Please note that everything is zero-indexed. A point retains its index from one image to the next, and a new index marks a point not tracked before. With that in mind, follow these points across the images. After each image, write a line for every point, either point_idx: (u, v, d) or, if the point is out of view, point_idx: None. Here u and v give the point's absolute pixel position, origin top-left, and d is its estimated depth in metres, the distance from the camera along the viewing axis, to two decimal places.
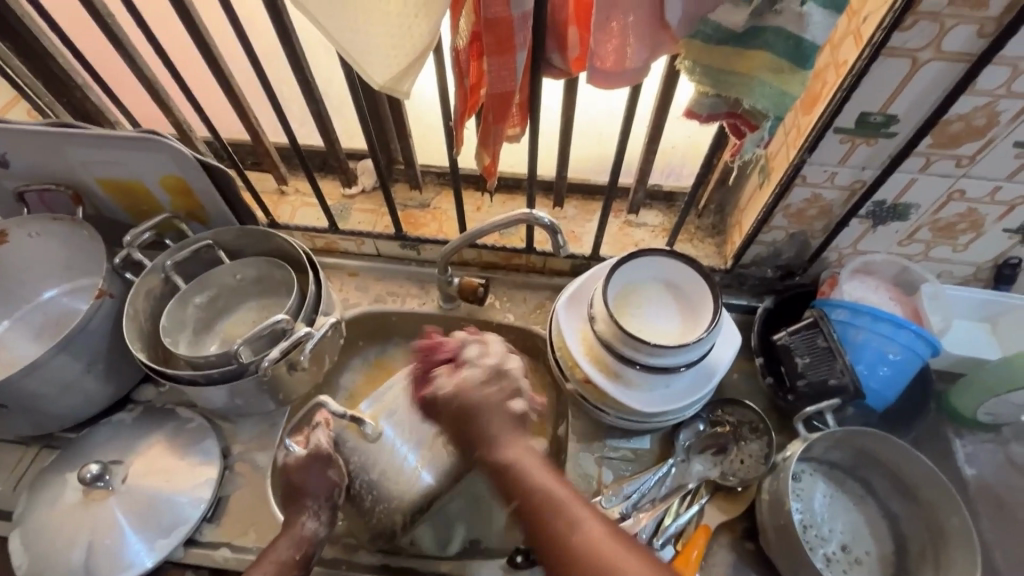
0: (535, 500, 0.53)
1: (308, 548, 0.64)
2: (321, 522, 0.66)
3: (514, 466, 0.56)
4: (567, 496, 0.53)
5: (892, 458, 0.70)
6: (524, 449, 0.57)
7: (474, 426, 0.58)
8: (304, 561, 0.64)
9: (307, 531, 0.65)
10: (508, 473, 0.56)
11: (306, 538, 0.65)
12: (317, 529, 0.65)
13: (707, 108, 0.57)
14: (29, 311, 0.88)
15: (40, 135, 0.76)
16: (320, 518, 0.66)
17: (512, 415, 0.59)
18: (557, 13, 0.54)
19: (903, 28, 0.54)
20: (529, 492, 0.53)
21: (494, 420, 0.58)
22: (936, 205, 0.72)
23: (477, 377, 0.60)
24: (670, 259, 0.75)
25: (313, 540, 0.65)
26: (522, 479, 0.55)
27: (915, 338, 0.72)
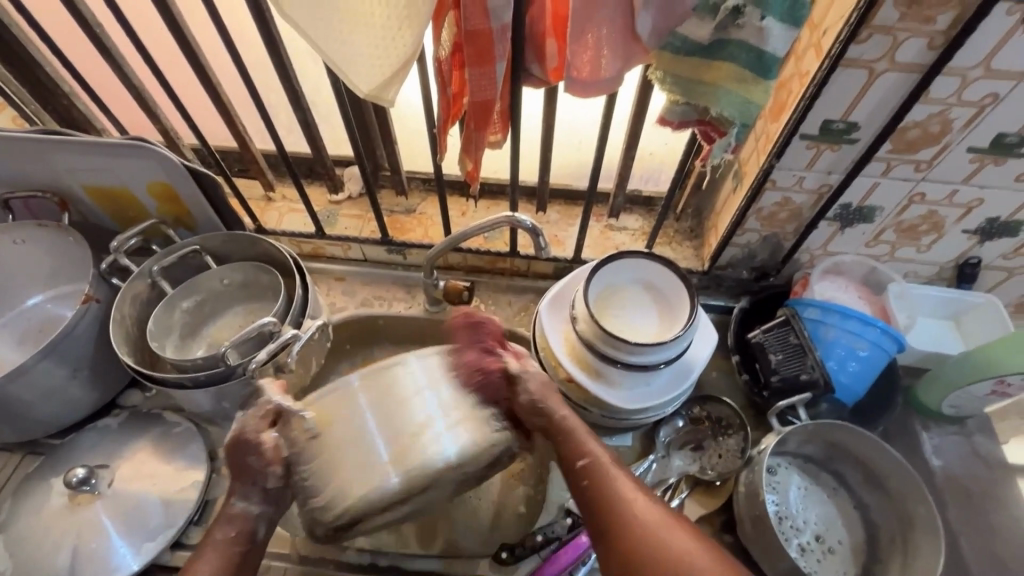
0: (599, 468, 0.58)
1: (249, 526, 0.58)
2: (254, 503, 0.58)
3: (578, 426, 0.61)
4: (615, 468, 0.58)
5: (860, 449, 0.73)
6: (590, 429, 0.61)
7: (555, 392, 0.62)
8: (246, 537, 0.58)
9: (237, 509, 0.59)
10: (572, 435, 0.60)
11: (243, 518, 0.58)
12: (252, 508, 0.59)
13: (678, 116, 0.60)
14: (13, 318, 0.88)
15: (27, 142, 0.77)
16: (251, 499, 0.58)
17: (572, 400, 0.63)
18: (534, 24, 0.57)
19: (859, 41, 0.57)
20: (598, 459, 0.58)
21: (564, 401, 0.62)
22: (899, 208, 0.76)
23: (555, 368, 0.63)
24: (649, 261, 0.78)
25: (250, 519, 0.58)
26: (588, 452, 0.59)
27: (882, 334, 0.75)
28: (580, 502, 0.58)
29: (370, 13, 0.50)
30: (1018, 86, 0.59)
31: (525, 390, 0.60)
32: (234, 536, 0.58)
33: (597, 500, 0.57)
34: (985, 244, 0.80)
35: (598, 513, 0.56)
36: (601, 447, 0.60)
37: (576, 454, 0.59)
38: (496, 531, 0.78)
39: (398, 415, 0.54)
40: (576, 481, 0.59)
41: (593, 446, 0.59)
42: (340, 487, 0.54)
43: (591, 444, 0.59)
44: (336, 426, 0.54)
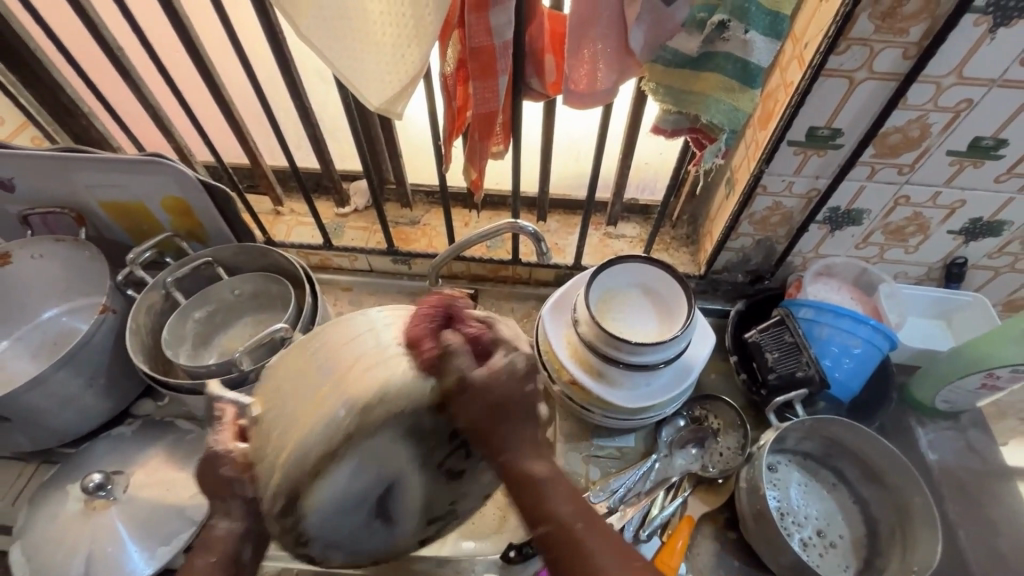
0: (560, 526, 0.46)
1: (234, 546, 0.50)
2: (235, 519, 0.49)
3: (535, 481, 0.47)
4: (580, 537, 0.46)
5: (857, 444, 0.75)
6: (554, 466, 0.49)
7: (495, 426, 0.47)
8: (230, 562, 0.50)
9: (222, 532, 0.50)
10: (529, 491, 0.47)
11: (226, 541, 0.50)
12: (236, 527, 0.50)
13: (671, 125, 0.63)
14: (29, 331, 0.90)
15: (49, 160, 0.80)
16: (234, 517, 0.49)
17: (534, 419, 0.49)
18: (534, 42, 0.60)
19: (838, 52, 0.61)
20: (558, 519, 0.46)
21: (522, 428, 0.48)
22: (885, 210, 0.79)
23: (521, 367, 0.48)
24: (648, 266, 0.81)
25: (235, 541, 0.50)
26: (550, 504, 0.47)
27: (873, 332, 0.78)
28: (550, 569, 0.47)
29: (378, 31, 0.54)
30: (990, 92, 0.63)
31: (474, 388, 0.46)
32: (215, 563, 0.49)
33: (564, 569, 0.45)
34: (970, 244, 0.83)
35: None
36: (566, 509, 0.47)
37: (536, 515, 0.47)
38: (502, 532, 0.80)
39: (355, 343, 0.46)
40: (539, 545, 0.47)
41: (559, 512, 0.46)
42: (281, 435, 0.44)
43: (554, 502, 0.47)
44: (289, 372, 0.47)
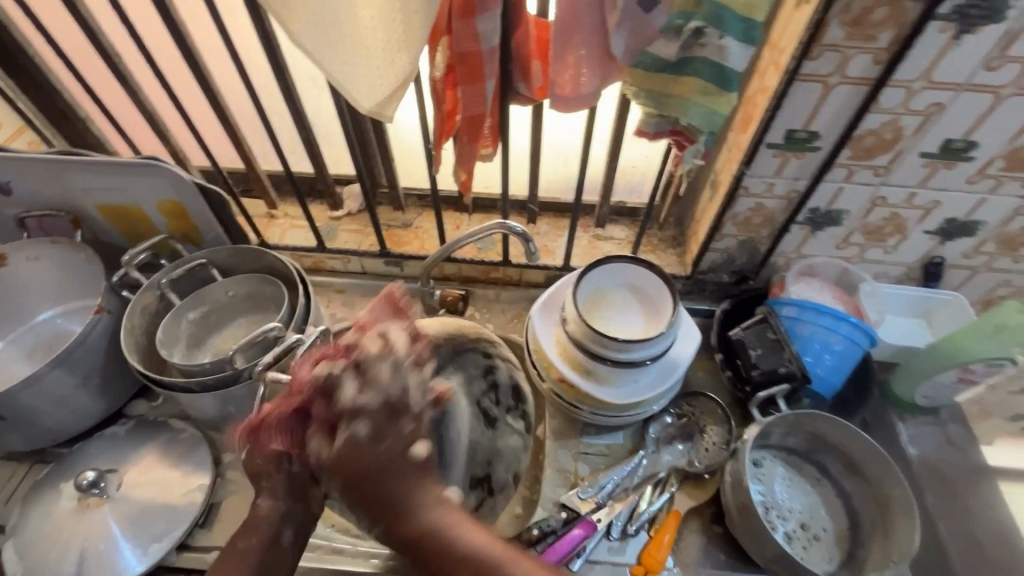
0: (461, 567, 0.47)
1: (274, 529, 0.58)
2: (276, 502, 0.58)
3: (428, 530, 0.48)
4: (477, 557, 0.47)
5: (838, 438, 0.77)
6: (443, 505, 0.50)
7: (371, 500, 0.49)
8: (269, 544, 0.58)
9: (266, 510, 0.58)
10: (432, 542, 0.48)
11: (267, 523, 0.58)
12: (277, 507, 0.58)
13: (653, 127, 0.65)
14: (24, 333, 0.91)
15: (46, 163, 0.81)
16: (278, 497, 0.58)
17: (412, 470, 0.50)
18: (520, 48, 0.63)
19: (812, 58, 0.64)
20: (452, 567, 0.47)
21: (396, 483, 0.49)
22: (864, 211, 0.82)
23: (364, 434, 0.49)
24: (634, 266, 0.83)
25: (278, 519, 0.58)
26: (448, 550, 0.47)
27: (853, 329, 0.80)
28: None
29: (370, 37, 0.56)
30: (957, 95, 0.66)
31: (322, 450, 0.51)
32: (262, 542, 0.58)
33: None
34: (947, 243, 0.85)
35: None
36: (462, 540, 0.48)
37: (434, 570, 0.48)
38: None
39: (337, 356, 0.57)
40: None
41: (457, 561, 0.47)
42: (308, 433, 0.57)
43: (444, 554, 0.47)
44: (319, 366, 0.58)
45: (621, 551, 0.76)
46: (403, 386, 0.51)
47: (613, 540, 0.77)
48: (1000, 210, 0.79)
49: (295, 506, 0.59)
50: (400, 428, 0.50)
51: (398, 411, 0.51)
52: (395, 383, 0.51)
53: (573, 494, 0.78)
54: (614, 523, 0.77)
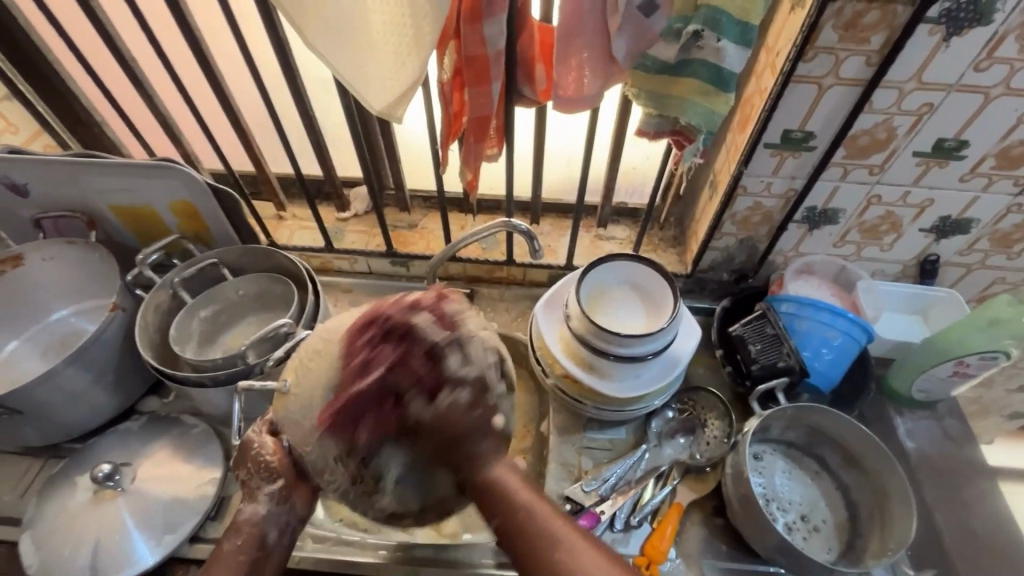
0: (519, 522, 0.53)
1: (261, 528, 0.57)
2: (261, 503, 0.58)
3: (488, 481, 0.54)
4: (531, 512, 0.53)
5: (834, 429, 0.79)
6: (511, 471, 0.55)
7: (456, 457, 0.54)
8: (257, 544, 0.57)
9: (248, 515, 0.58)
10: (494, 492, 0.54)
11: (252, 524, 0.57)
12: (259, 510, 0.58)
13: (654, 127, 0.68)
14: (37, 331, 0.93)
15: (63, 165, 0.84)
16: (260, 500, 0.58)
17: (494, 440, 0.55)
18: (524, 52, 0.65)
19: (806, 59, 0.66)
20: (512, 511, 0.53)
21: (479, 446, 0.54)
22: (859, 209, 0.84)
23: (468, 399, 0.53)
24: (635, 263, 0.85)
25: (259, 523, 0.57)
26: (508, 501, 0.53)
27: (851, 324, 0.81)
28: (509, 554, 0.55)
29: (382, 43, 0.58)
30: (948, 96, 0.68)
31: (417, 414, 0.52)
32: (241, 545, 0.57)
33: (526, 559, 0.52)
34: (941, 241, 0.87)
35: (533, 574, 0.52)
36: (512, 492, 0.54)
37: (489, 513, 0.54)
38: None
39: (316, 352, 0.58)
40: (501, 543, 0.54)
41: (500, 503, 0.53)
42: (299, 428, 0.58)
43: (506, 505, 0.53)
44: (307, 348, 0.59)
45: (624, 542, 0.78)
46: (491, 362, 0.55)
47: (617, 532, 0.78)
48: (992, 208, 0.81)
49: (279, 507, 0.58)
50: (488, 402, 0.54)
51: (489, 387, 0.54)
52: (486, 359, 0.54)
53: (577, 487, 0.80)
54: (617, 515, 0.78)
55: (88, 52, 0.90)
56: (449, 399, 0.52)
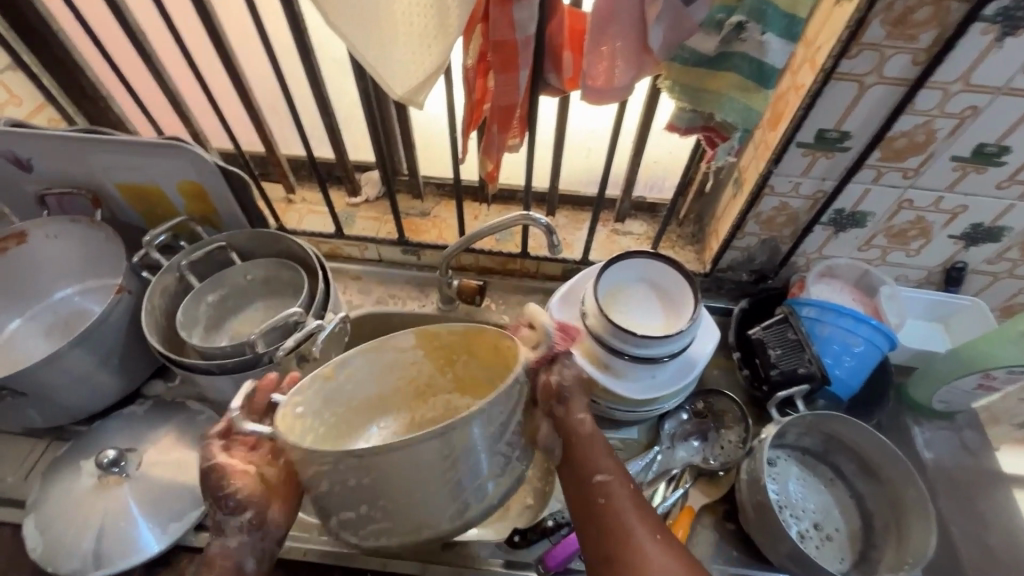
0: (610, 486, 0.60)
1: (237, 560, 0.59)
2: (231, 536, 0.60)
3: (595, 441, 0.62)
4: (627, 489, 0.61)
5: (853, 438, 0.78)
6: (606, 449, 0.62)
7: (562, 407, 0.61)
8: (232, 575, 0.58)
9: (216, 550, 0.59)
10: (591, 445, 0.62)
11: (224, 558, 0.59)
12: (231, 543, 0.59)
13: (685, 123, 0.65)
14: (40, 311, 0.91)
15: (68, 141, 0.81)
16: (230, 534, 0.59)
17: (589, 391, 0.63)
18: (554, 36, 0.62)
19: (849, 56, 0.63)
20: (610, 472, 0.60)
21: (578, 401, 0.61)
22: (889, 213, 0.81)
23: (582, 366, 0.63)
24: (655, 262, 0.82)
25: (230, 555, 0.59)
26: (605, 460, 0.61)
27: (874, 331, 0.80)
28: (576, 505, 0.61)
29: (408, 23, 0.55)
30: (995, 99, 0.65)
31: (560, 371, 0.61)
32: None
33: (603, 520, 0.59)
34: (971, 248, 0.85)
35: (603, 532, 0.59)
36: (614, 461, 0.61)
37: (592, 470, 0.60)
38: (505, 519, 0.81)
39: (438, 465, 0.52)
40: (589, 497, 0.60)
41: (606, 462, 0.61)
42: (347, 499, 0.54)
43: (609, 461, 0.61)
44: (398, 484, 0.52)
45: None
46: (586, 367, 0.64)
47: None
48: None
49: (254, 534, 0.60)
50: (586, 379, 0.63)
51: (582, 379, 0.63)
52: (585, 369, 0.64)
53: None
54: None
55: (94, 21, 0.86)
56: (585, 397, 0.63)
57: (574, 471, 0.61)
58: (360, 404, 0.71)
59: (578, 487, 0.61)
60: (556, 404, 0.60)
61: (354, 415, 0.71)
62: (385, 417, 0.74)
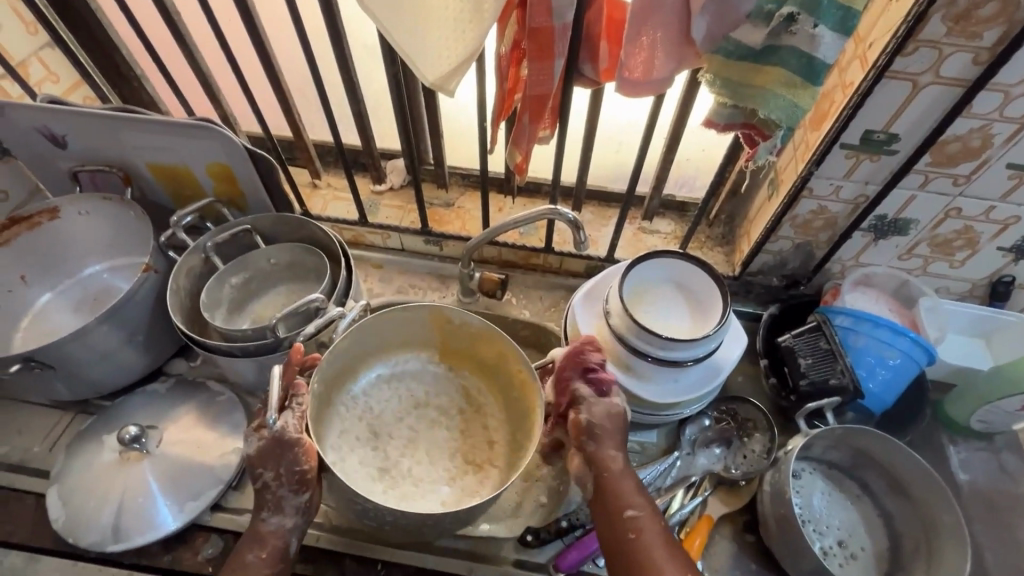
0: (641, 520, 0.62)
1: (285, 540, 0.62)
2: (288, 516, 0.63)
3: (627, 479, 0.65)
4: (657, 526, 0.62)
5: (884, 454, 0.75)
6: (637, 486, 0.65)
7: (597, 442, 0.66)
8: (278, 555, 0.62)
9: (270, 527, 0.62)
10: (621, 481, 0.64)
11: (276, 537, 0.62)
12: (286, 523, 0.63)
13: (725, 119, 0.62)
14: (69, 285, 0.92)
15: (101, 119, 0.81)
16: (285, 513, 0.63)
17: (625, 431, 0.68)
18: (592, 26, 0.60)
19: (905, 54, 0.59)
20: (641, 507, 0.62)
21: (613, 440, 0.66)
22: (935, 221, 0.77)
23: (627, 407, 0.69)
24: (684, 263, 0.80)
25: (282, 535, 0.62)
26: (635, 495, 0.63)
27: (912, 345, 0.76)
28: (606, 543, 0.62)
29: (444, 7, 0.53)
30: None
31: (592, 409, 0.67)
32: (265, 559, 0.61)
33: (635, 556, 0.60)
34: (1021, 262, 0.80)
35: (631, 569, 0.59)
36: (645, 499, 0.64)
37: (624, 504, 0.63)
38: (518, 517, 0.78)
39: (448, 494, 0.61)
40: (620, 531, 0.62)
41: (638, 497, 0.63)
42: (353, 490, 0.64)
43: (639, 497, 0.63)
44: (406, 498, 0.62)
45: None
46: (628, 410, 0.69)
47: None
48: None
49: (304, 518, 0.64)
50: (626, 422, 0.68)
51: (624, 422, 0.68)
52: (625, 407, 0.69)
53: None
54: None
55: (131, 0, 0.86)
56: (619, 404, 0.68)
57: (607, 503, 0.63)
58: (355, 355, 0.81)
59: (608, 523, 0.63)
60: (590, 436, 0.66)
61: (348, 365, 0.81)
62: (374, 368, 0.85)
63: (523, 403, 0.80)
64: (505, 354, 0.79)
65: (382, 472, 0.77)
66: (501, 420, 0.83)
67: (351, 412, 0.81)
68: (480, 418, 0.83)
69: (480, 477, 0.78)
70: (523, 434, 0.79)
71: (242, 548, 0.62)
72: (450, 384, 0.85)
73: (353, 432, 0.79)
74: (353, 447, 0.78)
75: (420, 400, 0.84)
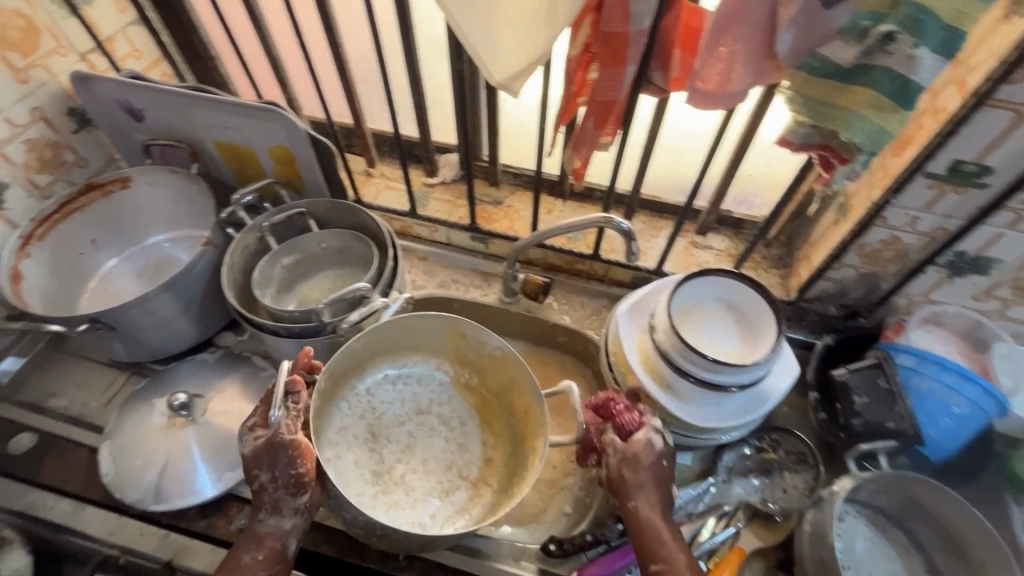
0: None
1: (282, 541, 0.63)
2: (286, 517, 0.63)
3: (654, 533, 0.62)
4: None
5: (940, 507, 0.70)
6: (669, 537, 0.62)
7: (625, 490, 0.63)
8: (277, 556, 0.63)
9: (267, 529, 0.63)
10: (650, 533, 0.62)
11: (274, 538, 0.63)
12: (284, 524, 0.63)
13: (801, 138, 0.59)
14: (134, 252, 0.97)
15: (177, 96, 0.84)
16: (283, 514, 0.63)
17: (663, 470, 0.64)
18: (666, 31, 0.57)
19: (1011, 81, 0.55)
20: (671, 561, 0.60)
21: (644, 487, 0.63)
22: (1022, 262, 0.71)
23: (660, 444, 0.64)
24: (739, 284, 0.76)
25: (278, 537, 0.63)
26: (665, 549, 0.61)
27: (983, 394, 0.71)
28: None
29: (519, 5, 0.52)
30: None
31: (614, 452, 0.64)
32: (261, 560, 0.62)
33: None
34: None
35: None
36: (679, 551, 0.61)
37: (652, 557, 0.61)
38: (540, 522, 0.80)
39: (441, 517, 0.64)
40: None
41: (667, 551, 0.61)
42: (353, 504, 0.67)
43: (671, 550, 0.61)
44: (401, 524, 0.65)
45: None
46: (662, 450, 0.64)
47: None
48: None
49: (301, 520, 0.64)
50: (662, 463, 0.64)
51: (658, 464, 0.64)
52: (659, 446, 0.64)
53: None
54: None
55: None
56: (645, 438, 0.64)
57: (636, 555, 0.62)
58: (367, 353, 0.82)
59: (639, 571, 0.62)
60: (619, 480, 0.63)
61: (354, 364, 0.82)
62: (381, 367, 0.85)
63: (521, 425, 0.81)
64: (515, 378, 0.79)
65: (376, 474, 0.78)
66: (500, 437, 0.83)
67: (353, 409, 0.82)
68: (477, 433, 0.83)
69: (472, 493, 0.78)
70: (521, 453, 0.79)
71: (239, 547, 0.63)
72: (454, 393, 0.85)
73: (353, 431, 0.80)
74: (351, 445, 0.79)
75: (422, 406, 0.84)
